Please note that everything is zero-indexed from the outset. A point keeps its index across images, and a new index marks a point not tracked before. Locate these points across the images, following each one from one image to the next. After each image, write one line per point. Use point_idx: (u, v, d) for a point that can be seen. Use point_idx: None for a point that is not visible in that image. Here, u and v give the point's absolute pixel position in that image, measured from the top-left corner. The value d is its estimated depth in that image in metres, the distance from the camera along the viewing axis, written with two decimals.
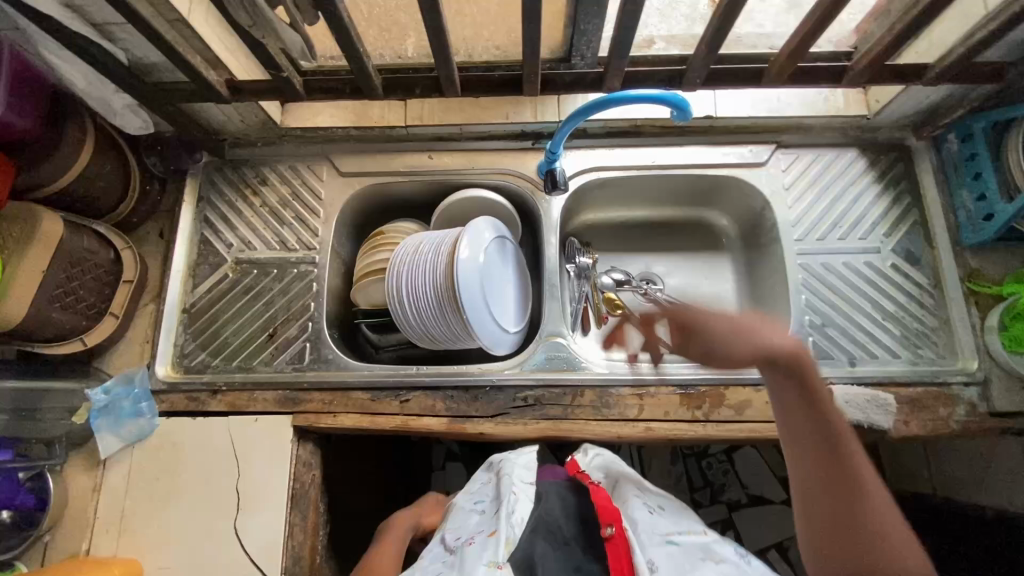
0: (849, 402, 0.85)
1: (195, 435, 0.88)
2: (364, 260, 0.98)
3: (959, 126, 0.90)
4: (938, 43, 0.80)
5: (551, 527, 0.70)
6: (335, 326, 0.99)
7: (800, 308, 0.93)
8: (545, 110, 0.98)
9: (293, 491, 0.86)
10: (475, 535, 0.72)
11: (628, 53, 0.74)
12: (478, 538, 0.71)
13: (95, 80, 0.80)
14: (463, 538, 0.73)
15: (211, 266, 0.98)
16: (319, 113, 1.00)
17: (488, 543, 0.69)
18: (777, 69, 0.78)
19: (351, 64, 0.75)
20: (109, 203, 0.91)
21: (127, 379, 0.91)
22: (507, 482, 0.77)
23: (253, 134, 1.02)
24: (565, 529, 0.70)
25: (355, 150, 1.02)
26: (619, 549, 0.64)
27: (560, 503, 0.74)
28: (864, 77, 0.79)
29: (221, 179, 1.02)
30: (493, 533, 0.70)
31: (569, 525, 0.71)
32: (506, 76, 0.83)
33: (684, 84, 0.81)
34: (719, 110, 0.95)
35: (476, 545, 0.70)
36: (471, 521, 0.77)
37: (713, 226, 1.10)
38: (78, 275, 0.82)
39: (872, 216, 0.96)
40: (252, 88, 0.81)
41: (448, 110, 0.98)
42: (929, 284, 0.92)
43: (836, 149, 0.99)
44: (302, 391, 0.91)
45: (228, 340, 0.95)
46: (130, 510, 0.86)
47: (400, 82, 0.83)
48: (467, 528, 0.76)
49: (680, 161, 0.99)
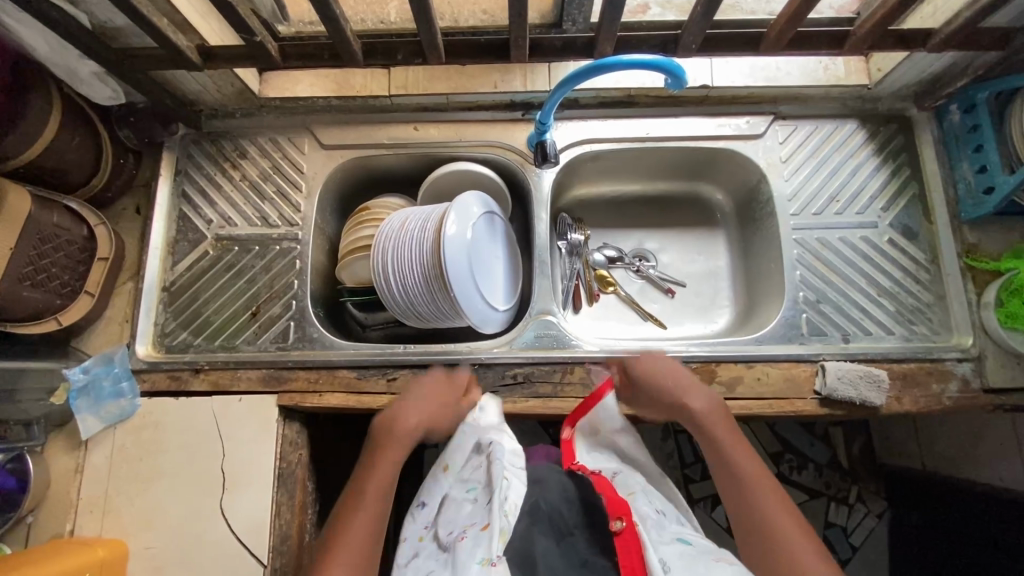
0: (842, 377, 0.83)
1: (178, 415, 0.86)
2: (349, 236, 0.95)
3: (962, 96, 0.87)
4: (943, 7, 0.76)
5: (551, 521, 0.64)
6: (320, 304, 0.97)
7: (794, 284, 0.91)
8: (535, 79, 0.94)
9: (280, 471, 0.85)
10: (468, 527, 0.62)
11: (620, 16, 0.70)
12: (469, 531, 0.60)
13: (57, 45, 0.75)
14: (455, 531, 0.63)
15: (190, 243, 0.95)
16: (299, 82, 0.96)
17: (481, 539, 0.57)
18: (775, 35, 0.75)
19: (328, 29, 0.71)
20: (80, 177, 0.87)
21: (107, 358, 0.89)
22: (498, 462, 0.68)
23: (230, 105, 0.98)
24: (567, 521, 0.64)
25: (338, 121, 0.98)
26: (631, 545, 0.52)
27: (561, 493, 0.68)
28: (867, 43, 0.75)
29: (199, 153, 0.98)
30: (486, 526, 0.59)
31: (571, 511, 0.65)
32: (493, 41, 0.79)
33: (679, 50, 0.77)
34: (715, 79, 0.92)
35: (467, 540, 0.59)
36: (464, 511, 0.67)
37: (706, 201, 1.08)
38: (50, 253, 0.79)
39: (870, 189, 0.94)
40: (225, 55, 0.77)
41: (434, 78, 0.94)
42: (926, 259, 0.91)
43: (835, 120, 0.96)
44: (286, 370, 0.89)
45: (210, 319, 0.93)
46: (114, 490, 0.84)
47: (380, 48, 0.79)
48: (460, 520, 0.65)
49: (675, 133, 0.95)
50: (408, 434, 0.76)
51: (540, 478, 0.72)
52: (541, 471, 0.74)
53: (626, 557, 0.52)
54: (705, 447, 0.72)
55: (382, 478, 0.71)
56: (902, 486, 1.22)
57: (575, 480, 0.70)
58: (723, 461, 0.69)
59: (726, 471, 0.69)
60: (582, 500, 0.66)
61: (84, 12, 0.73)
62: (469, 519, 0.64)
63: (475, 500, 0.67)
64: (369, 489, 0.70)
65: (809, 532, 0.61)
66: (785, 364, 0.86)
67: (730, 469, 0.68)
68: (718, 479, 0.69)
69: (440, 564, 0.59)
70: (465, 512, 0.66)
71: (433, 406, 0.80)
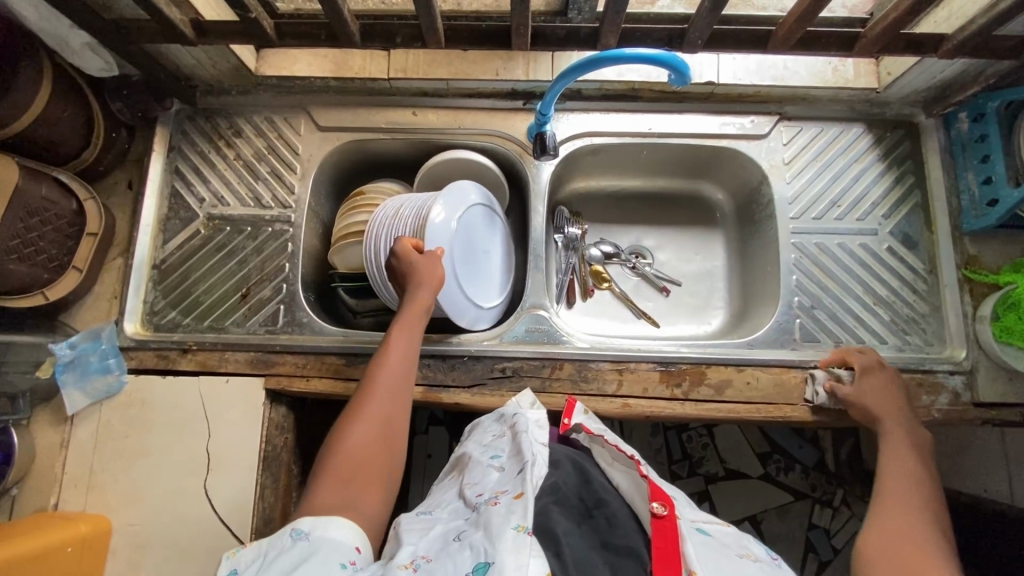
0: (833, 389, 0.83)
1: (164, 394, 0.86)
2: (343, 221, 0.94)
3: (972, 104, 0.85)
4: (959, 12, 0.75)
5: (572, 503, 0.60)
6: (311, 288, 0.96)
7: (790, 289, 0.90)
8: (538, 68, 0.92)
9: (265, 453, 0.85)
10: (500, 494, 0.59)
11: (624, 8, 0.68)
12: (503, 498, 0.57)
13: (48, 15, 0.74)
14: (484, 496, 0.60)
15: (182, 221, 0.94)
16: (298, 61, 0.94)
17: (515, 507, 0.53)
18: (784, 34, 0.73)
19: (324, 7, 0.69)
20: (72, 150, 0.86)
21: (94, 334, 0.89)
22: (526, 437, 0.68)
23: (227, 81, 0.96)
24: (589, 503, 0.60)
25: (336, 103, 0.96)
26: (668, 530, 0.51)
27: (578, 475, 0.65)
28: (877, 46, 0.73)
29: (193, 129, 0.97)
30: (518, 496, 0.55)
31: (589, 499, 0.61)
32: (495, 27, 0.77)
33: (685, 45, 0.75)
34: (721, 76, 0.90)
35: (501, 506, 0.54)
36: (490, 477, 0.65)
37: (706, 200, 1.06)
38: (37, 226, 0.78)
39: (872, 196, 0.92)
40: (219, 30, 0.75)
41: (435, 62, 0.92)
42: (924, 270, 0.90)
43: (841, 123, 0.94)
44: (273, 353, 0.88)
45: (199, 299, 0.92)
46: (99, 466, 0.84)
47: (379, 29, 0.77)
48: (487, 485, 0.63)
49: (677, 129, 0.93)
50: (403, 376, 0.73)
51: (557, 459, 0.68)
52: (553, 451, 0.71)
53: (660, 538, 0.50)
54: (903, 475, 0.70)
55: (392, 380, 0.72)
56: None
57: (589, 466, 0.68)
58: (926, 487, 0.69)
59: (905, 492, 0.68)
60: (601, 486, 0.64)
61: None
62: (499, 485, 0.61)
63: (502, 468, 0.66)
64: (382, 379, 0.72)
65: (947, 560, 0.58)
66: (776, 369, 0.85)
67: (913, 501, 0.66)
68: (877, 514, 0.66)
69: (469, 524, 0.55)
70: (493, 478, 0.64)
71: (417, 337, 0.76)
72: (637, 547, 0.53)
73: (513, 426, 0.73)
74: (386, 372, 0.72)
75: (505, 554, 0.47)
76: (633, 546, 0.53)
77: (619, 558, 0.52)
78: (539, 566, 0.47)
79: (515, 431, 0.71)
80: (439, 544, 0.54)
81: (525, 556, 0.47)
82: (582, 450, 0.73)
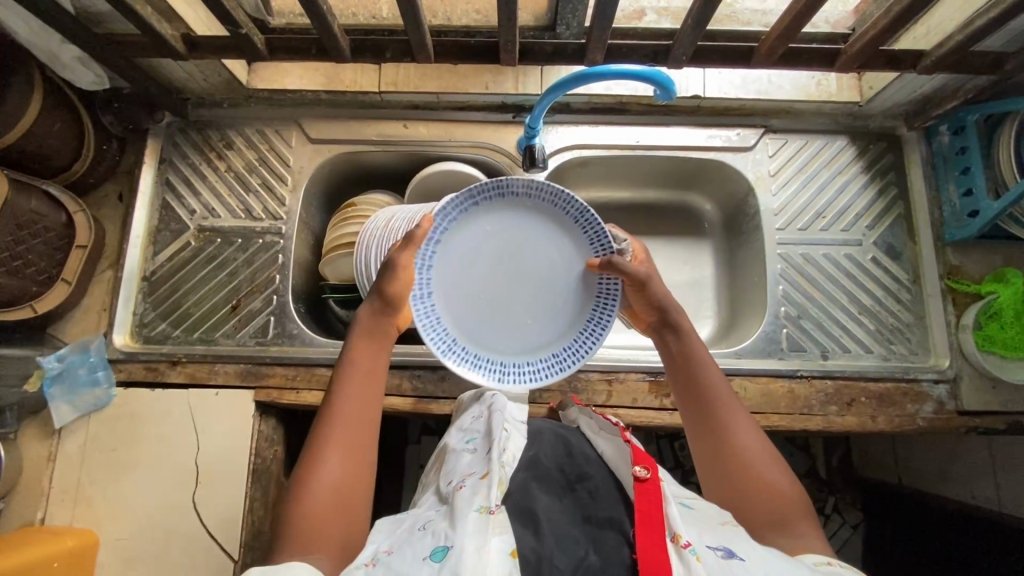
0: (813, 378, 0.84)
1: (153, 407, 0.85)
2: (334, 232, 0.95)
3: (952, 118, 0.87)
4: (936, 28, 0.77)
5: (552, 475, 0.60)
6: (302, 300, 0.96)
7: (777, 299, 0.91)
8: (527, 82, 0.93)
9: (255, 465, 0.85)
10: (467, 477, 0.60)
11: (610, 25, 0.70)
12: (468, 481, 0.59)
13: (38, 29, 0.73)
14: (453, 483, 0.62)
15: (173, 233, 0.94)
16: (289, 74, 0.94)
17: (480, 488, 0.55)
18: (766, 50, 0.74)
19: (314, 23, 0.70)
20: (62, 162, 0.86)
21: (83, 347, 0.88)
22: (500, 417, 0.70)
23: (218, 94, 0.96)
24: (569, 475, 0.61)
25: (327, 115, 0.97)
26: (651, 492, 0.51)
27: (562, 446, 0.66)
28: (858, 62, 0.75)
29: (184, 141, 0.97)
30: (485, 475, 0.58)
31: (575, 468, 0.62)
32: (484, 42, 0.78)
33: (670, 60, 0.77)
34: (707, 90, 0.91)
35: (466, 489, 0.57)
36: (462, 462, 0.66)
37: (695, 210, 1.07)
38: (27, 239, 0.78)
39: (857, 207, 0.94)
40: (210, 45, 0.76)
41: (425, 76, 0.94)
42: (908, 279, 0.91)
43: (825, 136, 0.96)
44: (264, 365, 0.88)
45: (189, 311, 0.92)
46: (86, 480, 0.84)
47: (368, 45, 0.78)
48: (458, 471, 0.64)
49: (664, 142, 0.95)
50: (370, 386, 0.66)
51: (539, 431, 0.70)
52: (534, 424, 0.73)
53: (644, 501, 0.50)
54: (675, 378, 0.69)
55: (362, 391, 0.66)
56: (878, 498, 1.22)
57: (571, 435, 0.69)
58: (688, 379, 0.68)
59: (693, 395, 0.67)
60: (583, 453, 0.64)
61: None
62: (467, 470, 0.63)
63: (473, 450, 0.67)
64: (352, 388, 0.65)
65: (773, 454, 0.62)
66: (764, 379, 0.86)
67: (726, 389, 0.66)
68: (688, 420, 0.67)
69: (438, 513, 0.56)
70: (464, 461, 0.66)
71: (376, 350, 0.69)
72: (619, 518, 0.53)
73: (490, 404, 0.74)
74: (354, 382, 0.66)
75: (465, 536, 0.48)
76: (615, 519, 0.53)
77: (600, 531, 0.52)
78: (502, 543, 0.48)
79: (492, 411, 0.72)
80: (404, 535, 0.53)
81: (485, 534, 0.48)
82: (568, 424, 0.75)
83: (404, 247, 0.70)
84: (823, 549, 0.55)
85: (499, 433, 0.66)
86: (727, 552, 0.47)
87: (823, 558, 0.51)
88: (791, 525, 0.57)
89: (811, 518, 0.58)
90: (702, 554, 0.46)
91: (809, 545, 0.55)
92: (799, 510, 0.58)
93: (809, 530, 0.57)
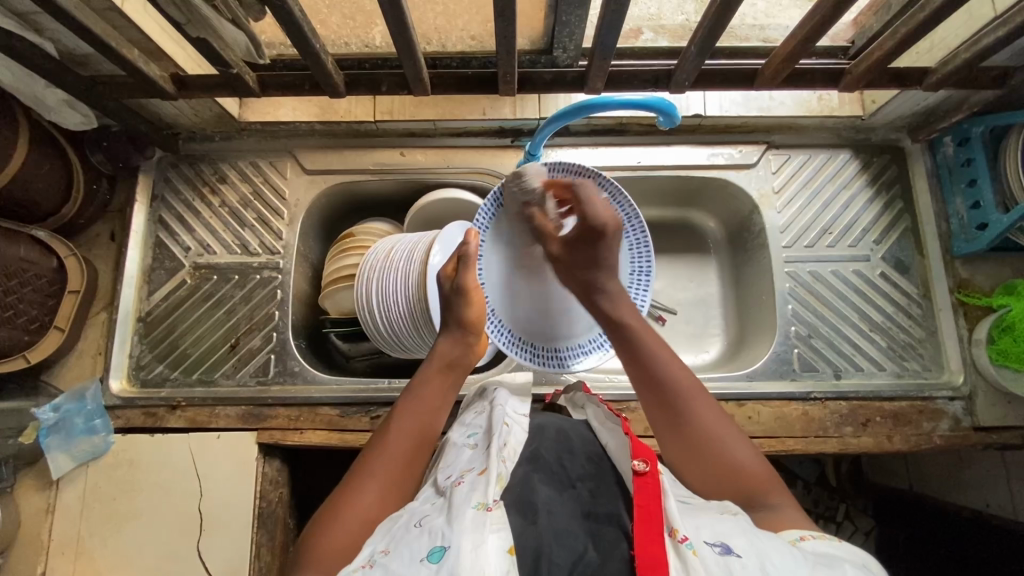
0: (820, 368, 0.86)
1: (153, 454, 0.83)
2: (332, 264, 0.92)
3: (957, 130, 0.86)
4: (942, 44, 0.76)
5: (554, 469, 0.56)
6: (302, 334, 0.94)
7: (786, 318, 0.90)
8: (525, 107, 0.92)
9: (260, 510, 0.82)
10: (465, 473, 0.56)
11: (611, 54, 0.69)
12: (467, 476, 0.54)
13: (22, 74, 0.71)
14: (452, 478, 0.57)
15: (168, 272, 0.92)
16: (281, 106, 0.92)
17: (478, 484, 0.51)
18: (771, 71, 0.73)
19: (307, 60, 0.68)
20: (51, 206, 0.84)
21: (78, 394, 0.86)
22: (501, 411, 0.65)
23: (209, 128, 0.94)
24: (571, 469, 0.56)
25: (322, 146, 0.95)
26: (651, 487, 0.46)
27: (562, 437, 0.61)
28: (863, 81, 0.74)
29: (176, 177, 0.95)
30: (482, 472, 0.54)
31: (579, 462, 0.57)
32: (481, 73, 0.78)
33: (672, 86, 0.76)
34: (708, 108, 0.90)
35: (464, 485, 0.52)
36: (463, 456, 0.61)
37: (699, 228, 1.05)
38: (16, 288, 0.76)
39: (863, 222, 0.92)
40: (200, 84, 0.74)
41: (421, 104, 0.92)
42: (918, 294, 0.90)
43: (828, 150, 0.94)
44: (266, 406, 0.86)
45: (188, 352, 0.90)
46: (86, 532, 0.81)
47: (363, 79, 0.77)
48: (458, 466, 0.59)
49: (666, 162, 0.93)
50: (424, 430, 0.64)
51: (541, 421, 0.64)
52: (536, 418, 0.67)
53: (643, 497, 0.45)
54: (626, 364, 0.65)
55: (416, 431, 0.63)
56: (891, 504, 1.16)
57: (575, 428, 0.63)
58: (639, 364, 0.64)
59: (646, 380, 0.63)
60: (586, 446, 0.60)
61: (50, 41, 0.69)
62: (468, 465, 0.58)
63: (475, 446, 0.62)
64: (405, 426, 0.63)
65: (737, 429, 0.59)
66: (777, 402, 0.85)
67: (681, 368, 0.63)
68: (647, 406, 0.63)
69: (434, 509, 0.51)
70: (464, 457, 0.60)
71: (445, 386, 0.67)
72: (621, 516, 0.49)
73: (490, 399, 0.70)
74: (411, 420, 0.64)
75: (463, 534, 0.44)
76: (614, 514, 0.49)
77: (601, 529, 0.48)
78: (500, 540, 0.44)
79: (492, 405, 0.67)
80: (400, 533, 0.49)
81: (482, 532, 0.44)
82: (578, 414, 0.69)
83: (463, 269, 0.71)
84: (800, 519, 0.51)
85: (499, 428, 0.61)
86: (725, 549, 0.42)
87: (798, 533, 0.48)
88: (765, 498, 0.53)
89: (782, 489, 0.55)
90: (700, 549, 0.42)
91: (785, 516, 0.51)
92: (770, 482, 0.55)
93: (783, 501, 0.53)
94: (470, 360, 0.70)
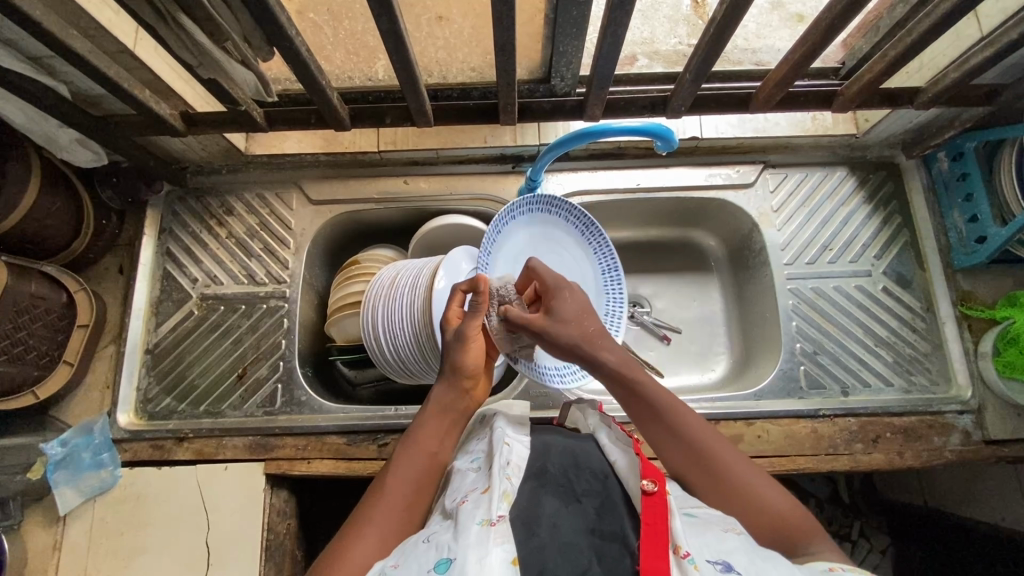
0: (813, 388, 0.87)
1: (161, 486, 0.83)
2: (338, 293, 0.93)
3: (950, 145, 0.88)
4: (932, 65, 0.79)
5: (560, 485, 0.56)
6: (308, 363, 0.94)
7: (791, 335, 0.90)
8: (525, 134, 0.94)
9: (268, 543, 0.81)
10: (470, 493, 0.55)
11: (609, 84, 0.71)
12: (471, 496, 0.54)
13: (36, 116, 0.73)
14: (458, 499, 0.56)
15: (175, 303, 0.93)
16: (287, 138, 0.96)
17: (483, 501, 0.51)
18: (765, 96, 0.75)
19: (313, 96, 0.70)
20: (61, 242, 0.85)
21: (86, 429, 0.86)
22: (501, 432, 0.65)
23: (217, 161, 0.96)
24: (577, 485, 0.56)
25: (326, 176, 0.97)
26: (657, 506, 0.46)
27: (568, 457, 0.60)
28: (855, 102, 0.76)
29: (184, 209, 0.96)
30: (486, 490, 0.53)
31: (585, 483, 0.56)
32: (483, 103, 0.80)
33: (669, 111, 0.78)
34: (704, 131, 0.92)
35: (467, 504, 0.52)
36: (467, 479, 0.60)
37: (699, 246, 1.06)
38: (26, 323, 0.77)
39: (863, 238, 0.93)
40: (209, 121, 0.77)
41: (423, 134, 0.94)
42: (921, 307, 0.90)
43: (825, 169, 0.96)
44: (272, 436, 0.86)
45: (195, 383, 0.90)
46: (91, 568, 0.80)
47: (367, 112, 0.79)
48: (463, 488, 0.58)
49: (665, 184, 0.95)
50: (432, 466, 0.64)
51: (547, 443, 0.64)
52: (540, 438, 0.66)
53: (648, 514, 0.45)
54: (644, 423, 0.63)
55: (421, 466, 0.63)
56: (905, 517, 1.12)
57: (581, 446, 0.63)
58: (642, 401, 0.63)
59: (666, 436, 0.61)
60: (592, 464, 0.59)
61: (63, 83, 0.71)
62: (471, 485, 0.57)
63: (479, 468, 0.61)
64: (411, 457, 0.63)
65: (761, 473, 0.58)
66: (786, 420, 0.84)
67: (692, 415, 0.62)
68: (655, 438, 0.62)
69: (442, 526, 0.51)
70: (468, 479, 0.59)
71: (447, 427, 0.67)
72: (625, 533, 0.49)
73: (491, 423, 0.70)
74: (417, 452, 0.64)
75: (468, 547, 0.44)
76: (620, 531, 0.49)
77: (607, 544, 0.47)
78: (504, 552, 0.43)
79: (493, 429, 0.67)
80: (409, 548, 0.49)
81: (486, 545, 0.44)
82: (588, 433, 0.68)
83: (470, 316, 0.68)
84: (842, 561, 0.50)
85: (501, 447, 0.61)
86: (726, 566, 0.41)
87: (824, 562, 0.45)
88: (809, 546, 0.52)
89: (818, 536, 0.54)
90: (703, 565, 0.41)
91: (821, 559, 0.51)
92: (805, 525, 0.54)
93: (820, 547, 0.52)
94: (470, 402, 0.69)
